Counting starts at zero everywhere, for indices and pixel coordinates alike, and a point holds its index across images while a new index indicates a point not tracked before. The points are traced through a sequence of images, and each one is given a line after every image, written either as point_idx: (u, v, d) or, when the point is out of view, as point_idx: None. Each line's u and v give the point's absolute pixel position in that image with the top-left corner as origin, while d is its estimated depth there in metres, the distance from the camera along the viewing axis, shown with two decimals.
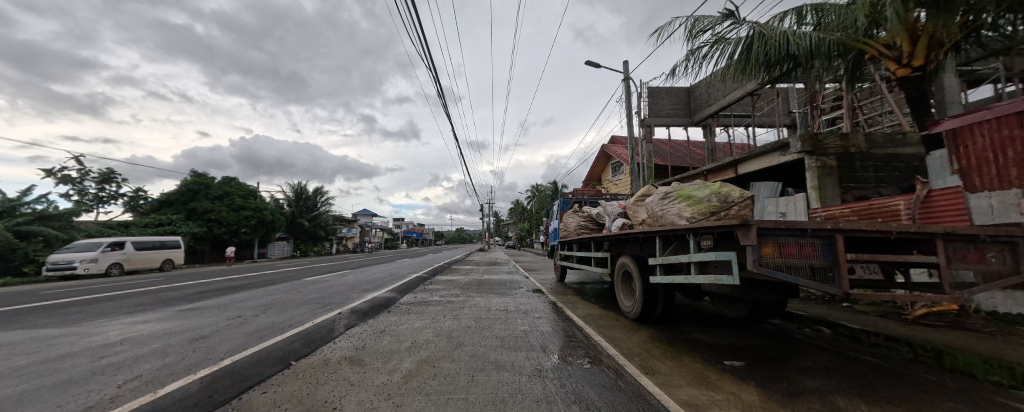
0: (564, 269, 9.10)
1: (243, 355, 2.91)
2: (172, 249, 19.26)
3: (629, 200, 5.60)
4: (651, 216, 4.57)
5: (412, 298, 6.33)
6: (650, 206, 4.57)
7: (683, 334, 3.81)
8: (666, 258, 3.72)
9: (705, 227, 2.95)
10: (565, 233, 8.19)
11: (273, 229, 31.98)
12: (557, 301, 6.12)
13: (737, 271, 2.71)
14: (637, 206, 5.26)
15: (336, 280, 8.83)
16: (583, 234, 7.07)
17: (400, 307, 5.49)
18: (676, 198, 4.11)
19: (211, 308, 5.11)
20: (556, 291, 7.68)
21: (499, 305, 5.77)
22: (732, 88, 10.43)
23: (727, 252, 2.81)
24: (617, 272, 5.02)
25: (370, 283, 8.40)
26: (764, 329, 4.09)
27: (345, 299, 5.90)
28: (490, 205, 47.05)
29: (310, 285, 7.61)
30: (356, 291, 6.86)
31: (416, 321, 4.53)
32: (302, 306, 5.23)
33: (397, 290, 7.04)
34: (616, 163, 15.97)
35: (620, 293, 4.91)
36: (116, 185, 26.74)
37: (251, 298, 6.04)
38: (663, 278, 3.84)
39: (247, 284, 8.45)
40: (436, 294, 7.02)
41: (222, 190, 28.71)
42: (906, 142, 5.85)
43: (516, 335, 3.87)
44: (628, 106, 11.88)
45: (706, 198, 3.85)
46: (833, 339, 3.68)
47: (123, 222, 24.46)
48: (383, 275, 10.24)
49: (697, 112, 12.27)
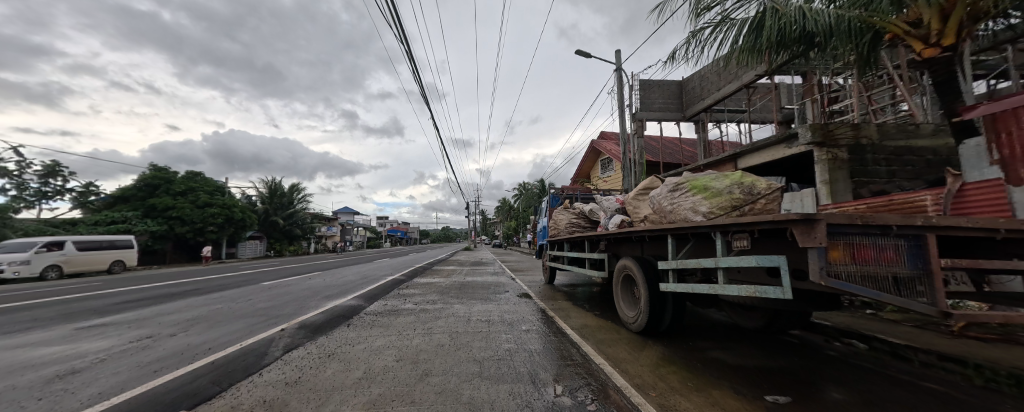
0: (553, 270, 8.45)
1: (107, 405, 2.03)
2: (124, 249, 17.52)
3: (628, 194, 5.00)
4: (656, 211, 3.97)
5: (380, 307, 5.47)
6: (656, 200, 3.96)
7: (700, 353, 3.16)
8: (681, 262, 3.07)
9: (742, 223, 2.29)
10: (555, 232, 7.52)
11: (244, 228, 30.03)
12: (546, 309, 5.43)
13: (786, 281, 2.04)
14: (639, 200, 4.68)
15: (299, 284, 7.86)
16: (575, 233, 6.44)
17: (364, 318, 4.67)
18: (688, 190, 3.48)
19: (124, 324, 4.12)
20: (545, 295, 7.01)
21: (481, 315, 5.02)
22: (727, 81, 10.04)
23: (772, 257, 2.14)
24: (616, 277, 4.39)
25: (338, 287, 7.47)
26: (789, 344, 3.49)
27: (299, 309, 5.02)
28: (476, 203, 46.13)
29: (265, 292, 6.62)
30: (317, 298, 5.94)
31: (378, 339, 3.70)
32: (241, 320, 4.32)
33: (365, 297, 6.17)
34: (606, 160, 15.48)
35: (620, 301, 4.26)
36: (63, 179, 24.32)
37: (184, 308, 5.07)
38: (676, 285, 3.19)
39: (192, 290, 7.35)
40: (410, 300, 6.21)
41: (186, 186, 26.69)
42: (918, 133, 5.46)
43: (499, 358, 3.13)
44: (620, 99, 11.33)
45: (727, 190, 3.24)
46: (872, 356, 3.11)
47: (70, 219, 22.24)
48: (355, 278, 9.29)
49: (689, 106, 11.86)
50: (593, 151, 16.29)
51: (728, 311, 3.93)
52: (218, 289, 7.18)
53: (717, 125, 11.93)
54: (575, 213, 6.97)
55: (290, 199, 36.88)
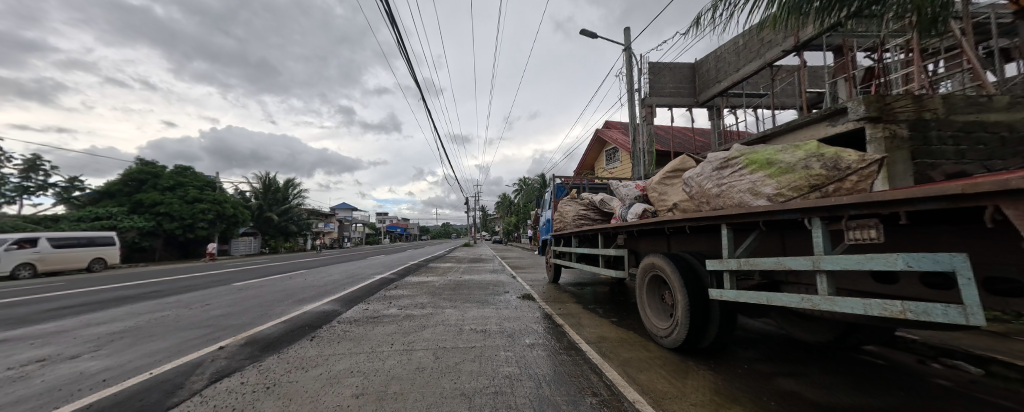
0: (558, 268, 7.66)
1: None
2: (105, 246, 16.72)
3: (651, 178, 4.18)
4: (693, 197, 3.15)
5: (358, 313, 4.66)
6: (694, 182, 3.13)
7: (765, 383, 2.36)
8: (745, 261, 2.24)
9: (876, 202, 1.44)
10: (561, 225, 6.70)
11: (237, 224, 29.20)
12: (553, 314, 4.64)
13: (971, 297, 1.18)
14: (667, 185, 3.86)
15: (276, 285, 7.07)
16: (585, 226, 5.67)
17: (334, 328, 3.88)
18: (745, 166, 2.66)
19: (28, 339, 3.31)
20: (550, 296, 6.23)
21: (475, 323, 4.22)
22: (748, 59, 9.15)
23: (938, 258, 1.28)
24: (641, 277, 3.60)
25: (318, 288, 6.67)
26: (874, 367, 2.68)
27: (259, 317, 4.21)
28: (476, 199, 45.36)
29: (231, 294, 5.83)
30: (288, 302, 5.15)
31: (341, 361, 2.88)
32: (179, 334, 3.50)
33: (343, 300, 5.37)
34: (612, 151, 14.64)
35: (647, 308, 3.48)
36: (45, 173, 23.49)
37: (122, 316, 4.25)
38: (736, 294, 2.35)
39: (154, 292, 6.56)
40: (395, 304, 5.42)
41: (174, 180, 25.82)
42: (992, 106, 4.56)
43: (498, 392, 2.29)
44: (629, 82, 10.45)
45: (803, 164, 2.40)
46: (1000, 387, 2.29)
47: (52, 216, 21.42)
48: (341, 277, 8.51)
49: (703, 91, 10.99)
50: (597, 141, 15.42)
51: (784, 322, 3.14)
52: (181, 291, 6.38)
53: (733, 110, 11.07)
54: (584, 203, 6.17)
55: (284, 194, 36.03)
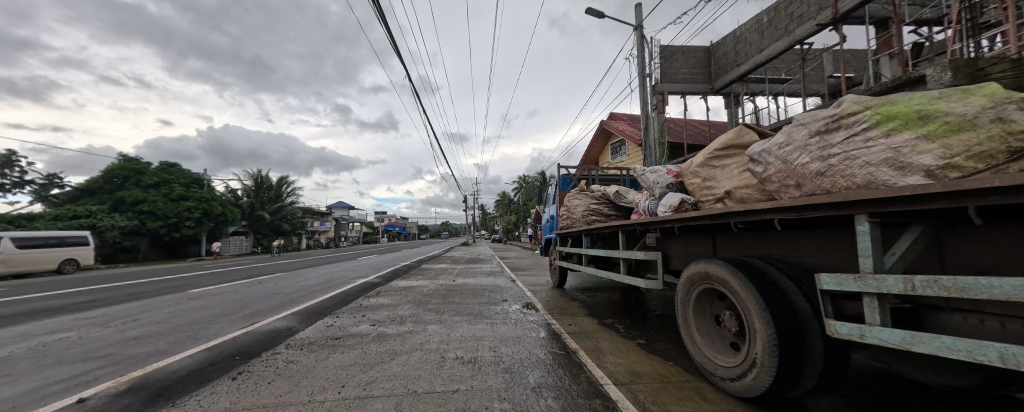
0: (564, 272, 6.72)
1: None
2: (77, 247, 15.75)
3: (693, 159, 3.24)
4: (765, 179, 2.22)
5: (317, 333, 3.71)
6: (768, 156, 2.18)
7: None
8: (930, 279, 1.19)
9: None
10: (568, 222, 5.75)
11: (226, 223, 28.22)
12: (562, 333, 3.72)
13: None
14: (715, 168, 2.94)
15: (238, 292, 6.11)
16: (597, 224, 4.75)
17: (274, 358, 2.92)
18: (874, 125, 1.67)
19: None
20: (556, 305, 5.32)
21: (463, 347, 3.27)
22: (773, 38, 8.21)
23: None
24: (683, 291, 2.68)
25: (284, 296, 5.73)
26: None
27: (184, 340, 3.26)
28: (476, 198, 44.49)
29: (175, 305, 4.88)
30: (235, 317, 4.20)
31: None
32: (51, 370, 2.54)
33: (307, 314, 4.42)
34: (618, 143, 13.70)
35: (695, 333, 2.55)
36: (22, 170, 22.48)
37: (6, 340, 3.29)
38: (899, 335, 1.28)
39: (90, 300, 5.59)
40: (371, 317, 4.50)
41: (159, 177, 24.82)
42: None
43: None
44: (640, 65, 9.48)
45: (990, 115, 1.37)
46: None
47: (27, 214, 20.42)
48: (318, 282, 7.57)
49: (720, 76, 10.06)
50: (602, 134, 14.52)
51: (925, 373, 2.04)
52: (121, 300, 5.43)
53: (752, 97, 10.14)
54: (596, 196, 5.25)
55: (277, 192, 35.06)
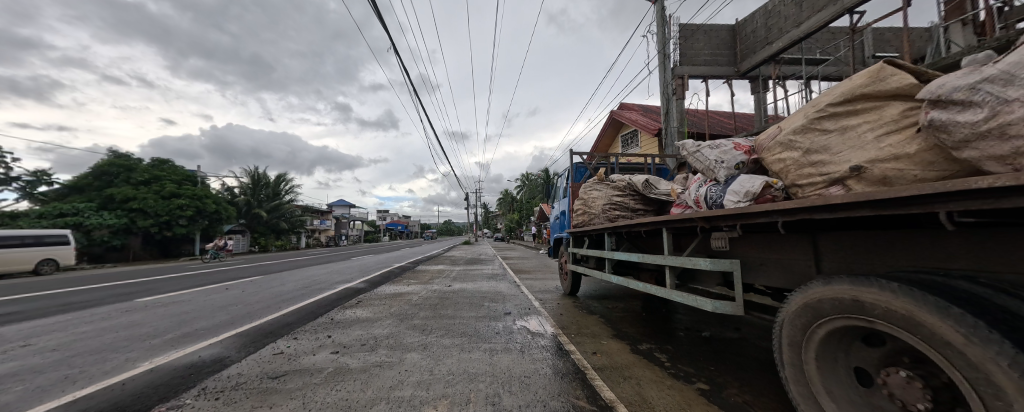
0: (578, 277, 5.72)
1: None
2: (56, 246, 14.92)
3: (787, 124, 2.23)
4: (989, 134, 1.18)
5: (254, 368, 2.73)
6: (1009, 88, 1.15)
7: None
8: None
9: None
10: (584, 218, 4.77)
11: (221, 221, 27.42)
12: (587, 368, 2.71)
13: None
14: (829, 132, 1.93)
15: (194, 302, 5.18)
16: (624, 220, 3.75)
17: None
18: None
19: None
20: (571, 320, 4.32)
21: (447, 397, 2.26)
22: (814, 10, 7.08)
23: None
24: (795, 325, 1.69)
25: (243, 308, 4.76)
26: None
27: (49, 386, 2.29)
28: (478, 196, 43.64)
29: (98, 323, 3.92)
30: (158, 342, 3.25)
31: None
32: None
33: (254, 336, 3.45)
34: (629, 135, 12.68)
35: (824, 396, 1.57)
36: (9, 166, 21.72)
37: None
38: None
39: (10, 312, 4.65)
40: (336, 339, 3.51)
41: (151, 174, 24.00)
42: None
43: None
44: (660, 43, 8.45)
45: None
46: None
47: (13, 212, 19.66)
48: (295, 288, 6.63)
49: (747, 57, 9.00)
50: (612, 125, 13.51)
51: None
52: (44, 313, 4.48)
53: (783, 80, 9.07)
54: (620, 187, 4.24)
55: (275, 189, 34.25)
